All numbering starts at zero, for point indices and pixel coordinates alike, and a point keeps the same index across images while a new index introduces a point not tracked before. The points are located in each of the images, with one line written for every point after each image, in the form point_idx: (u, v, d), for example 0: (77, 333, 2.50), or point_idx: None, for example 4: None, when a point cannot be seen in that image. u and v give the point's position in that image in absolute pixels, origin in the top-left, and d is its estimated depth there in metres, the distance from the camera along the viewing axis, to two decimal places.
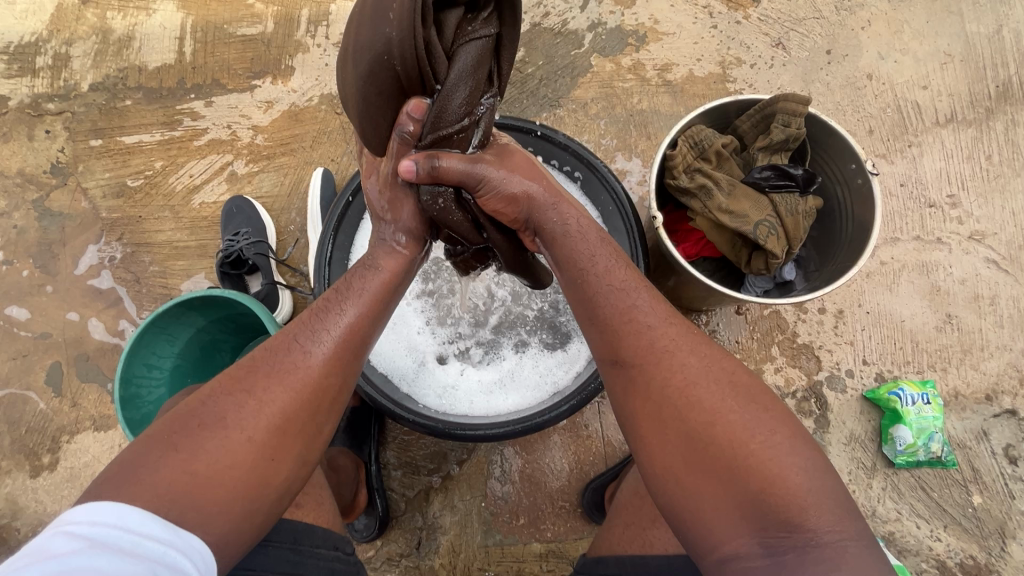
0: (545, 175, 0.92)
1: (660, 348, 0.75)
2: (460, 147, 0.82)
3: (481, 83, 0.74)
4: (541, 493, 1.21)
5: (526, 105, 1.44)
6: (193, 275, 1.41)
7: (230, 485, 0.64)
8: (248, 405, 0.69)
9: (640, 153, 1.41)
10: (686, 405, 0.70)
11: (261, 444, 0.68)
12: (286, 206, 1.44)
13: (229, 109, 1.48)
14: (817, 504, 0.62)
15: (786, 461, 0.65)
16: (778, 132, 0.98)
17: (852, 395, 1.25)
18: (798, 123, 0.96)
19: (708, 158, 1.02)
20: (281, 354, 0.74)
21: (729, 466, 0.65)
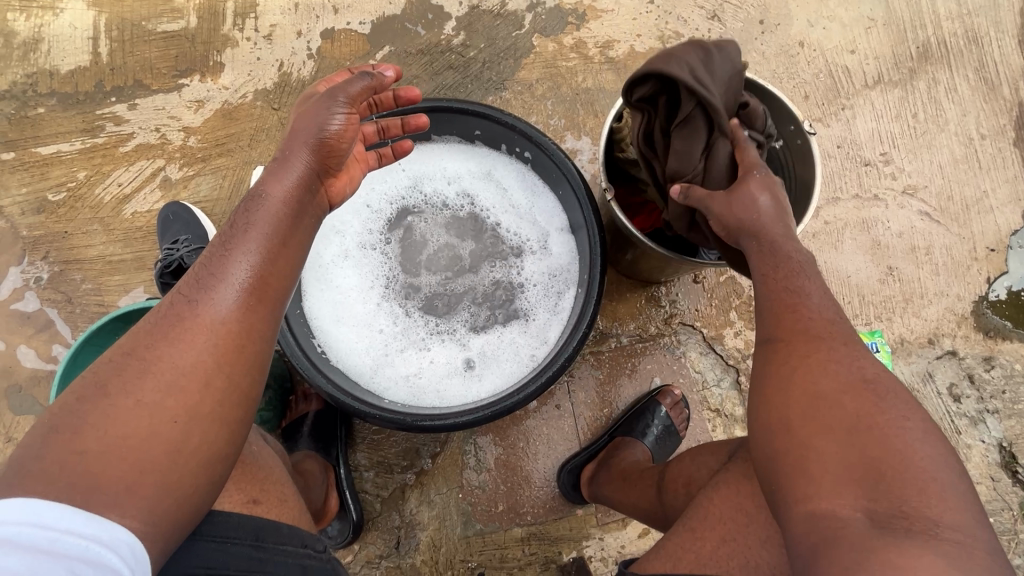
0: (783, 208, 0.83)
1: (821, 335, 0.72)
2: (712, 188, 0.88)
3: (685, 143, 0.85)
4: (519, 477, 1.20)
5: (472, 90, 1.41)
6: (131, 289, 1.32)
7: (135, 455, 0.61)
8: (145, 374, 0.64)
9: (588, 131, 1.42)
10: (826, 373, 0.69)
11: (160, 410, 0.63)
12: (228, 210, 1.36)
13: (156, 111, 1.39)
14: (945, 500, 0.59)
15: (924, 458, 0.61)
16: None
17: None
18: None
19: None
20: (170, 316, 0.68)
21: (859, 436, 0.63)
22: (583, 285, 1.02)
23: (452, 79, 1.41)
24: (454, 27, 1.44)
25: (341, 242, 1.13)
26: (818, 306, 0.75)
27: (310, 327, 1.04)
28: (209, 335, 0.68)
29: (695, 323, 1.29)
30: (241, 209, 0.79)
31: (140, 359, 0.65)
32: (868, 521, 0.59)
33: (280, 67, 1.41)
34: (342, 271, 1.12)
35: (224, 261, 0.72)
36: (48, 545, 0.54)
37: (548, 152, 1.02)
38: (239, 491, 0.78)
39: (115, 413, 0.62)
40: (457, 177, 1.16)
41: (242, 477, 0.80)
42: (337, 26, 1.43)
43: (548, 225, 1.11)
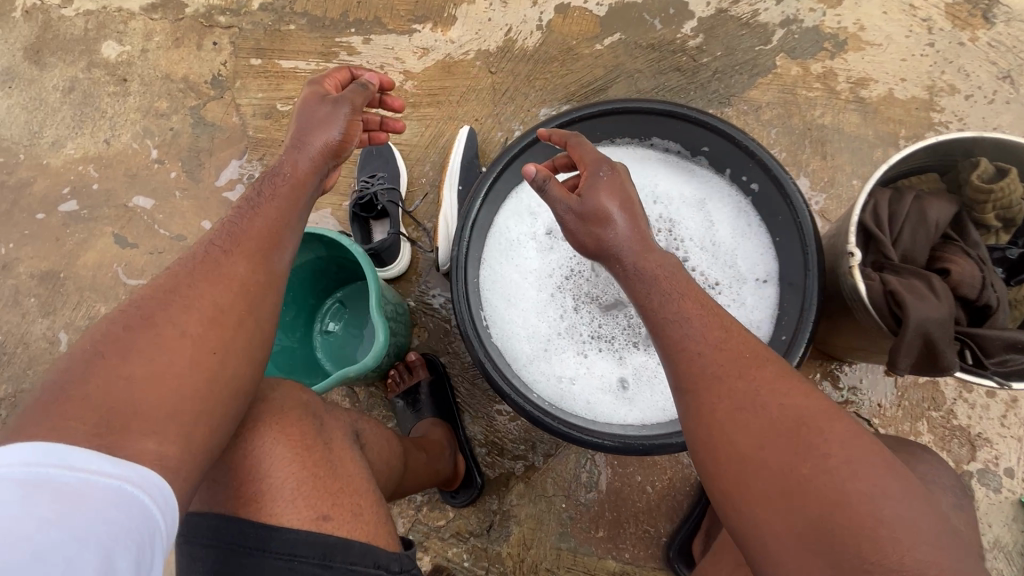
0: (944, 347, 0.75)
1: (720, 374, 0.70)
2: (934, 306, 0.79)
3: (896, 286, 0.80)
4: (627, 511, 1.14)
5: (693, 98, 1.31)
6: (320, 210, 1.40)
7: (170, 384, 0.63)
8: (180, 310, 0.67)
9: (810, 172, 1.26)
10: (743, 423, 0.66)
11: (193, 342, 0.66)
12: (421, 158, 1.40)
13: (385, 50, 1.46)
14: (912, 544, 0.55)
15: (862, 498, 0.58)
16: (1011, 188, 0.80)
17: (1008, 498, 1.07)
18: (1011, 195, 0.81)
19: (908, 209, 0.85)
20: (209, 264, 0.72)
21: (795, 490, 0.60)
22: (781, 345, 0.91)
23: (675, 81, 1.32)
24: (693, 28, 1.34)
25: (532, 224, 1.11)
26: (723, 333, 0.74)
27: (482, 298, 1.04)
28: (247, 307, 0.72)
29: (873, 420, 1.13)
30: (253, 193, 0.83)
31: (180, 297, 0.68)
32: None
33: (508, 32, 1.41)
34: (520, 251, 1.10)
35: (248, 218, 0.78)
36: (80, 487, 0.53)
37: (787, 192, 0.92)
38: (309, 504, 0.67)
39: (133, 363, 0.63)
40: (667, 194, 1.08)
41: (315, 486, 0.69)
42: (573, 3, 1.39)
43: (749, 274, 1.02)
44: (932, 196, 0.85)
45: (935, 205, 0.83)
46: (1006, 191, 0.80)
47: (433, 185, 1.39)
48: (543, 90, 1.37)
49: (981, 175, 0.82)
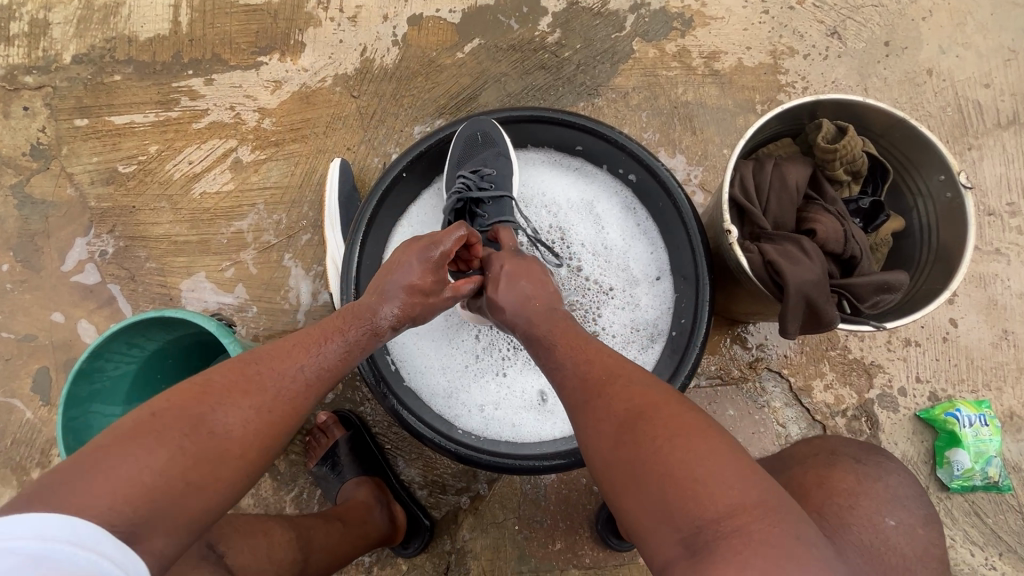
0: (821, 303, 0.79)
1: (586, 389, 0.73)
2: (814, 258, 0.82)
3: (773, 252, 0.83)
4: (578, 516, 1.12)
5: (562, 94, 1.32)
6: (194, 273, 1.28)
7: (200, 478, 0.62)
8: (237, 406, 0.66)
9: (684, 149, 1.30)
10: (603, 422, 0.69)
11: (218, 439, 0.64)
12: (297, 200, 1.30)
13: (231, 88, 1.34)
14: (731, 493, 0.58)
15: (701, 471, 0.60)
16: (850, 145, 0.86)
17: (905, 414, 1.17)
18: (857, 154, 0.87)
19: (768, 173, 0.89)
20: (258, 378, 0.70)
21: (649, 475, 0.62)
22: (685, 331, 0.94)
23: (542, 80, 1.32)
24: (549, 23, 1.34)
25: None
26: (596, 354, 0.77)
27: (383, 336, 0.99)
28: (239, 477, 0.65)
29: (782, 371, 1.19)
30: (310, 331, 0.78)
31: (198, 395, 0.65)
32: (684, 550, 0.57)
33: (363, 52, 1.33)
34: None
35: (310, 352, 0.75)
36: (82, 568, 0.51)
37: (661, 178, 0.94)
38: None
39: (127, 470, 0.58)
40: (557, 200, 1.07)
41: None
42: (425, 13, 1.34)
43: (648, 268, 1.03)
44: (788, 161, 0.91)
45: (792, 170, 0.89)
46: (847, 149, 0.86)
47: (316, 226, 1.29)
48: (412, 107, 1.32)
49: (823, 138, 0.88)
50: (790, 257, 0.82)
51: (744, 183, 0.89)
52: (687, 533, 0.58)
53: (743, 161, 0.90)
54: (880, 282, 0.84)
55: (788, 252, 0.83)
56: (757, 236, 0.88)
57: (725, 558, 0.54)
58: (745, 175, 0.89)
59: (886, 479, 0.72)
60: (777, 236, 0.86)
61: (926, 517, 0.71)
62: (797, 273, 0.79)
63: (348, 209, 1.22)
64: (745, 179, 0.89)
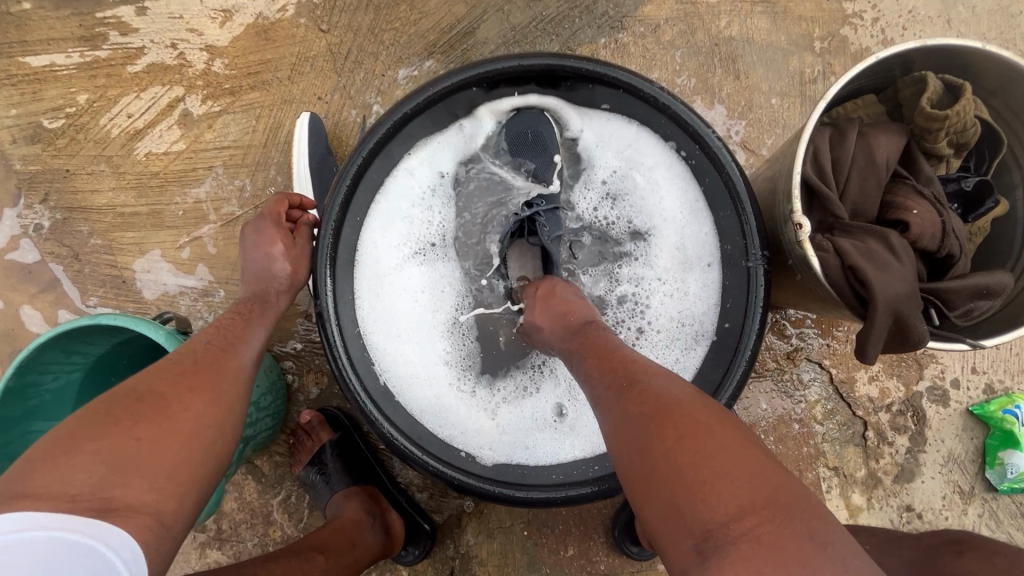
0: (909, 317, 0.63)
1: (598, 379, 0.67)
2: (904, 260, 0.65)
3: (853, 250, 0.66)
4: (592, 521, 1.03)
5: (579, 27, 1.07)
6: (147, 251, 1.09)
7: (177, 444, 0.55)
8: (203, 380, 0.61)
9: (725, 98, 1.08)
10: (612, 414, 0.63)
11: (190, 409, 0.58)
12: (261, 162, 1.09)
13: (171, 20, 1.08)
14: (744, 490, 0.50)
15: (709, 470, 0.52)
16: (965, 110, 0.66)
17: (955, 409, 1.06)
18: (970, 122, 0.67)
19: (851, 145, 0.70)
20: (213, 358, 0.64)
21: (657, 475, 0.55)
22: (732, 337, 0.79)
23: (555, 9, 1.07)
24: None
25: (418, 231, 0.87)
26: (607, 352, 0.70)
27: (368, 342, 0.83)
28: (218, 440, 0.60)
29: (823, 362, 1.06)
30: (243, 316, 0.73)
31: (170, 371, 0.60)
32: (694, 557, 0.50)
33: None
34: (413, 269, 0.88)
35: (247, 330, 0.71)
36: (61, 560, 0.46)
37: (710, 148, 0.76)
38: None
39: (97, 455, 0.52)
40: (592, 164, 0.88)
41: None
42: None
43: (695, 256, 0.84)
44: (876, 129, 0.71)
45: (882, 141, 0.69)
46: (960, 115, 0.66)
47: (286, 194, 1.09)
48: (395, 44, 1.07)
49: (928, 100, 0.67)
50: (876, 257, 0.65)
51: (821, 160, 0.70)
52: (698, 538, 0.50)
53: (818, 130, 0.71)
54: (978, 289, 0.68)
55: (872, 250, 0.66)
56: (831, 228, 0.70)
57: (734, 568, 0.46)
58: (822, 149, 0.70)
59: None
60: (857, 227, 0.68)
61: None
62: (884, 281, 0.62)
63: (320, 173, 1.01)
64: (822, 153, 0.70)
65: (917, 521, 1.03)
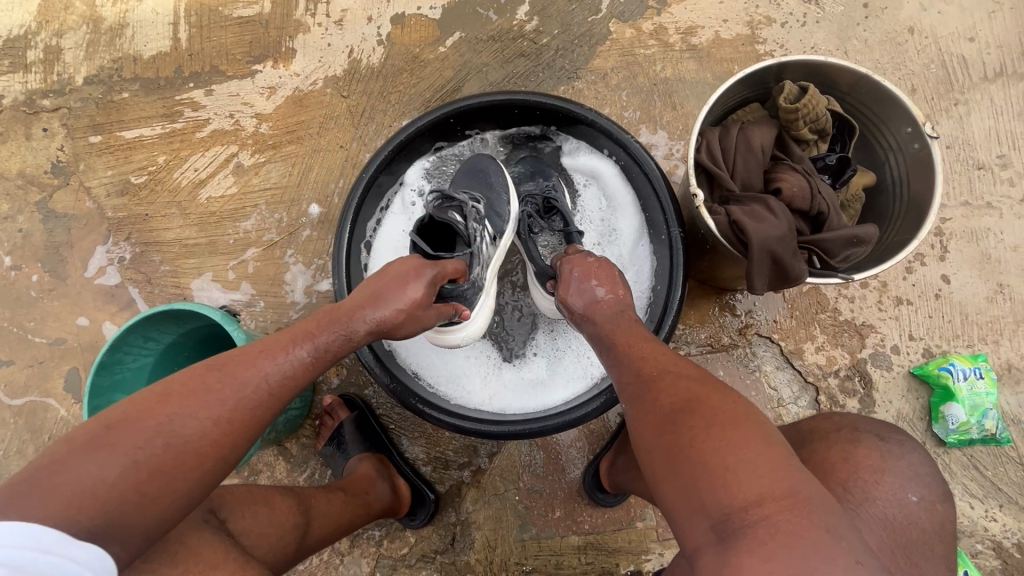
0: (785, 259, 0.82)
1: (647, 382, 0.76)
2: (779, 217, 0.84)
3: (739, 211, 0.85)
4: (576, 484, 1.16)
5: (543, 79, 1.36)
6: (203, 273, 1.36)
7: (139, 496, 0.61)
8: (165, 431, 0.63)
9: (665, 125, 1.33)
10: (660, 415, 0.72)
11: (161, 465, 0.62)
12: (296, 197, 1.37)
13: (230, 97, 1.41)
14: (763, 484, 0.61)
15: (732, 460, 0.63)
16: (812, 103, 0.87)
17: (899, 372, 1.18)
18: (821, 112, 0.89)
19: (733, 137, 0.91)
20: (174, 405, 0.65)
21: (682, 462, 0.66)
22: (662, 295, 0.99)
23: (522, 67, 1.36)
24: (527, 12, 1.38)
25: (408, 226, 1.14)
26: (633, 346, 0.83)
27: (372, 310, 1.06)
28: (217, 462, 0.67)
29: (772, 336, 1.21)
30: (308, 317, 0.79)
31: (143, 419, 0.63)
32: (713, 533, 0.61)
33: (350, 54, 1.39)
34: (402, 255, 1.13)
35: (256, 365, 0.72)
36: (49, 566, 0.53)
37: (632, 150, 1.00)
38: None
39: (88, 471, 0.59)
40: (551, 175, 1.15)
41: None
42: (407, 12, 1.39)
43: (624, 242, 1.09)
44: (753, 124, 0.93)
45: (757, 132, 0.91)
46: (809, 107, 0.88)
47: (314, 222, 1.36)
48: (400, 102, 1.37)
49: (785, 98, 0.89)
50: (756, 216, 0.84)
51: (713, 149, 0.91)
52: (718, 518, 0.60)
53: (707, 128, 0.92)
54: (850, 236, 0.86)
55: (755, 210, 0.85)
56: (728, 199, 0.90)
57: (751, 545, 0.57)
58: (714, 141, 0.91)
59: (909, 458, 0.75)
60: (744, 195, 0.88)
61: (942, 493, 0.75)
62: (759, 232, 0.81)
63: None
64: (714, 145, 0.91)
65: None
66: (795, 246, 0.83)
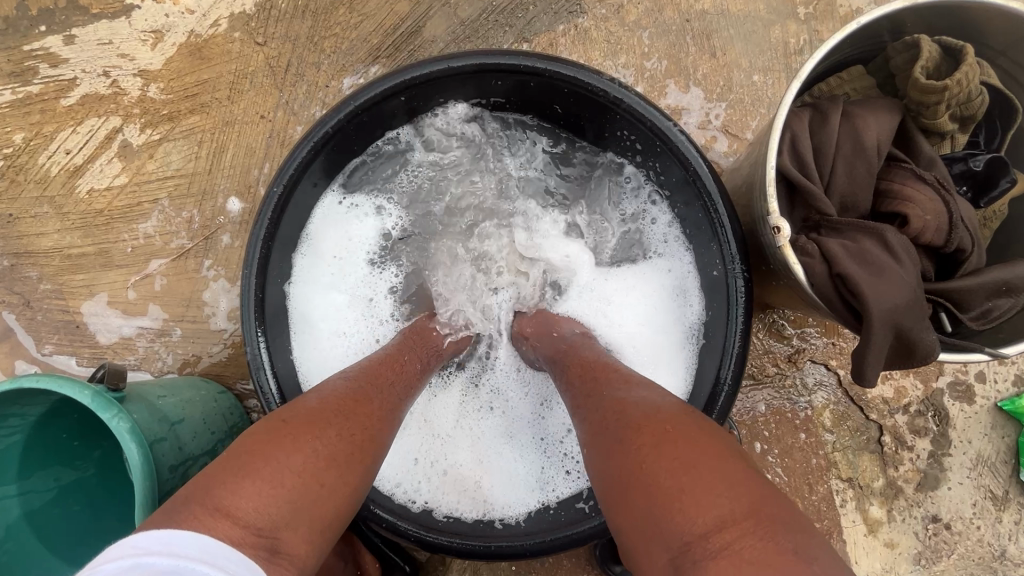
0: (913, 334, 0.54)
1: (596, 382, 0.61)
2: (908, 267, 0.55)
3: (847, 256, 0.56)
4: (584, 552, 0.95)
5: (534, 14, 0.98)
6: (97, 293, 1.04)
7: (293, 497, 0.47)
8: (326, 431, 0.52)
9: (701, 79, 0.98)
10: (601, 419, 0.55)
11: (335, 462, 0.51)
12: (208, 189, 1.02)
13: (100, 47, 1.02)
14: (736, 497, 0.42)
15: (687, 471, 0.45)
16: (967, 78, 0.56)
17: (983, 406, 0.95)
18: (974, 89, 0.57)
19: (831, 129, 0.60)
20: (331, 408, 0.55)
21: (626, 478, 0.48)
22: (714, 351, 0.73)
23: None
24: None
25: (350, 242, 0.83)
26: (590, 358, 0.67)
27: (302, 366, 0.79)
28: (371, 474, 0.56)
29: (830, 364, 0.96)
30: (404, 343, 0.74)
31: (294, 421, 0.52)
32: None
33: None
34: (342, 282, 0.83)
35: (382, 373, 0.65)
36: None
37: (672, 142, 0.70)
38: None
39: (274, 470, 0.47)
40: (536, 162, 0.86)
41: None
42: None
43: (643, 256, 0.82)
44: (864, 107, 0.61)
45: (870, 121, 0.59)
46: (960, 83, 0.56)
47: (234, 220, 1.02)
48: (337, 51, 0.99)
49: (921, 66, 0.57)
50: (875, 266, 0.55)
51: (803, 148, 0.60)
52: (674, 553, 0.41)
53: (792, 116, 0.61)
54: (999, 284, 0.58)
55: (871, 255, 0.56)
56: (821, 226, 0.60)
57: None
58: (804, 136, 0.60)
59: None
60: (850, 224, 0.58)
61: None
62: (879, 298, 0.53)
63: None
64: (805, 144, 0.60)
65: (945, 532, 0.94)
66: (924, 309, 0.56)
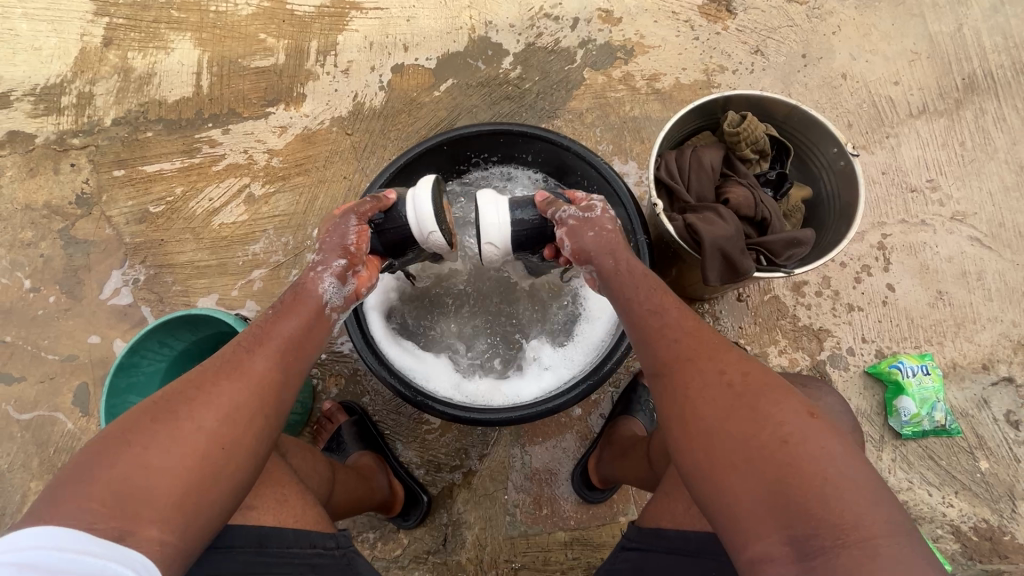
0: (735, 254, 0.95)
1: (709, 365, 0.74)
2: (729, 221, 0.97)
3: (695, 216, 0.99)
4: (562, 481, 1.23)
5: (526, 118, 1.53)
6: (213, 292, 1.46)
7: (145, 476, 0.65)
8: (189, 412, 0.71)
9: (635, 156, 1.50)
10: (728, 405, 0.70)
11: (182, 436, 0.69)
12: (302, 223, 1.50)
13: (245, 135, 1.57)
14: (856, 498, 0.61)
15: (828, 471, 0.62)
16: (751, 128, 1.04)
17: (855, 371, 1.29)
18: (759, 135, 1.05)
19: (686, 158, 1.06)
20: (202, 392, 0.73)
21: (764, 462, 0.65)
22: None
23: (508, 108, 1.54)
24: (511, 62, 1.57)
25: None
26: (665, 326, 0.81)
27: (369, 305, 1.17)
28: (254, 428, 0.75)
29: (739, 341, 1.32)
30: (272, 308, 0.86)
31: (166, 412, 0.70)
32: (792, 550, 0.61)
33: (355, 98, 1.57)
34: None
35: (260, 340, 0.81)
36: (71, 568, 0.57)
37: (602, 169, 1.15)
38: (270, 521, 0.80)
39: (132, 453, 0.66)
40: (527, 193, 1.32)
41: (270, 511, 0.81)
42: (406, 62, 1.58)
43: None
44: (704, 147, 1.08)
45: (706, 153, 1.06)
46: (748, 131, 1.04)
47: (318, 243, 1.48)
48: (399, 139, 1.54)
49: (728, 124, 1.05)
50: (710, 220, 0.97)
51: (671, 168, 1.06)
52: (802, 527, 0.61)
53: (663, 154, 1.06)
54: (791, 237, 1.00)
55: (709, 216, 0.98)
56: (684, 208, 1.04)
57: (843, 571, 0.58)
58: (671, 162, 1.06)
59: None
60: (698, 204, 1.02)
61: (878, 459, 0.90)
62: (710, 233, 0.95)
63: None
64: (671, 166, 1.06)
65: None
66: (743, 245, 0.97)
